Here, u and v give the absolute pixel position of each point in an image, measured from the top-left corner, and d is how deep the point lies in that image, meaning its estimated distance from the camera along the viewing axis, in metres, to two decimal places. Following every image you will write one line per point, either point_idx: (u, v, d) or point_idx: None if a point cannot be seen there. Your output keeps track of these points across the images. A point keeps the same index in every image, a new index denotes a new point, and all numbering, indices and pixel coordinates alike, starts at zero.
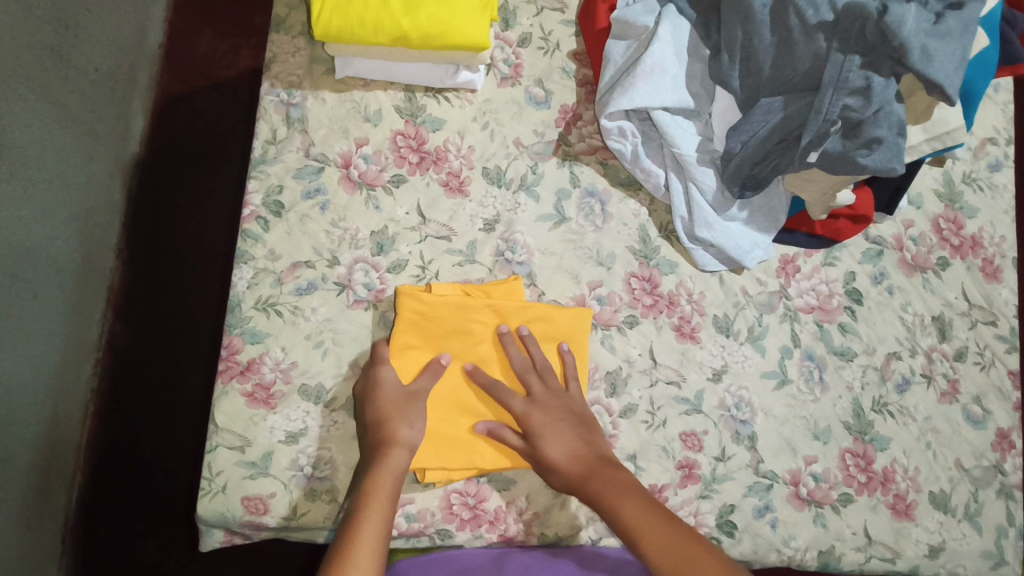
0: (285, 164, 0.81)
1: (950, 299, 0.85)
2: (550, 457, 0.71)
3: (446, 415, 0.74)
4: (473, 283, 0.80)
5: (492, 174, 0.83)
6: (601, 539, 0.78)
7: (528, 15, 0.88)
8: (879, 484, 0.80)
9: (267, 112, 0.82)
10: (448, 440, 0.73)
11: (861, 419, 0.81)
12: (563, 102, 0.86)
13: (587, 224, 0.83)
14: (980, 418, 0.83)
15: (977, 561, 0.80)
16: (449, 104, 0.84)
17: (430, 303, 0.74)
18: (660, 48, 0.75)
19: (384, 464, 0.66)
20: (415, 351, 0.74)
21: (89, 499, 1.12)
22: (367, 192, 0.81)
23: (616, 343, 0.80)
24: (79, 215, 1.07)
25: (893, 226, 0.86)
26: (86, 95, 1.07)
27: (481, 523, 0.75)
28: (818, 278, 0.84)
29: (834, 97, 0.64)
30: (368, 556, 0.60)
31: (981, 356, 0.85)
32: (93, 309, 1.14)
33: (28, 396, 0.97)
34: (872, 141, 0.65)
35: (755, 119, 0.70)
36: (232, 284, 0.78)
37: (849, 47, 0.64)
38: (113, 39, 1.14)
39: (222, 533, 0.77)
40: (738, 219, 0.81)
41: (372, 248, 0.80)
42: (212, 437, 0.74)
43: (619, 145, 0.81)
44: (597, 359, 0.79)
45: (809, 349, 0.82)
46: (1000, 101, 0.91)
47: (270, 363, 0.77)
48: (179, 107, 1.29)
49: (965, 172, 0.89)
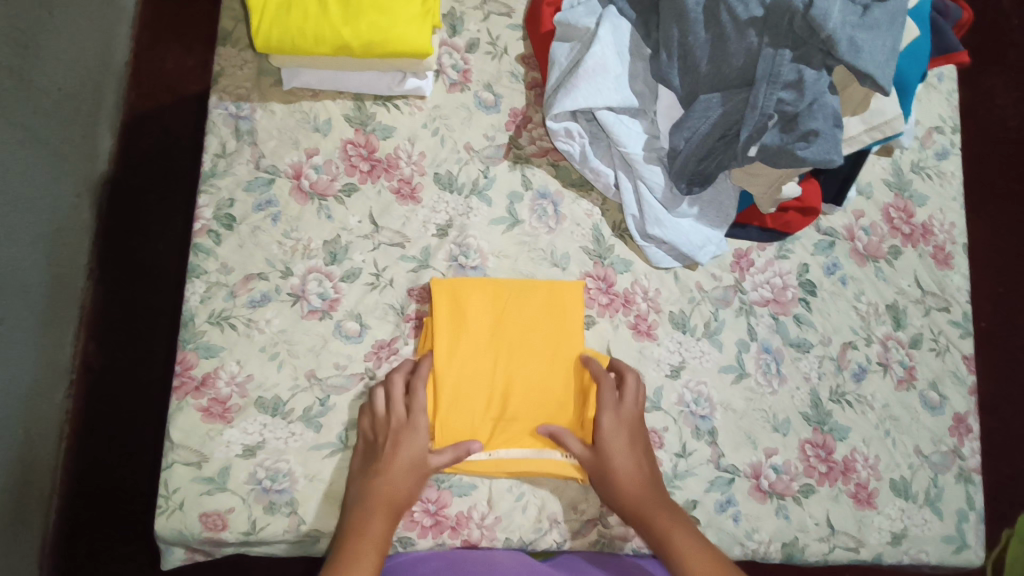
0: (236, 177, 0.81)
1: (903, 287, 0.86)
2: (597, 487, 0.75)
3: (478, 409, 0.75)
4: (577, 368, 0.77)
5: (444, 180, 0.83)
6: (566, 542, 0.76)
7: (476, 21, 0.88)
8: (840, 474, 0.80)
9: (216, 125, 0.82)
10: (473, 397, 0.75)
11: (819, 409, 0.81)
12: (512, 105, 0.86)
13: (540, 226, 0.83)
14: (937, 403, 0.84)
15: (938, 547, 0.80)
16: (398, 111, 0.85)
17: (564, 414, 0.77)
18: (601, 48, 0.76)
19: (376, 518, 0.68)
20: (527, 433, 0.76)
21: (66, 523, 1.10)
22: (318, 202, 0.81)
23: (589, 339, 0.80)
24: (46, 237, 1.06)
25: (843, 217, 0.87)
26: (50, 115, 1.06)
27: (443, 529, 0.74)
28: (771, 271, 0.84)
29: (768, 92, 0.66)
30: None
31: (936, 342, 0.85)
32: (64, 331, 1.13)
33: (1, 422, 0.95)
34: (809, 133, 0.66)
35: (696, 115, 0.72)
36: (184, 299, 0.78)
37: (779, 41, 0.65)
38: (76, 57, 1.12)
39: (183, 551, 0.77)
40: (689, 215, 0.81)
41: (325, 258, 0.80)
42: (168, 454, 0.74)
43: (568, 146, 0.82)
44: (569, 329, 0.78)
45: (766, 342, 0.82)
46: (945, 91, 0.93)
47: (225, 376, 0.76)
48: (147, 124, 1.29)
49: (913, 161, 0.90)
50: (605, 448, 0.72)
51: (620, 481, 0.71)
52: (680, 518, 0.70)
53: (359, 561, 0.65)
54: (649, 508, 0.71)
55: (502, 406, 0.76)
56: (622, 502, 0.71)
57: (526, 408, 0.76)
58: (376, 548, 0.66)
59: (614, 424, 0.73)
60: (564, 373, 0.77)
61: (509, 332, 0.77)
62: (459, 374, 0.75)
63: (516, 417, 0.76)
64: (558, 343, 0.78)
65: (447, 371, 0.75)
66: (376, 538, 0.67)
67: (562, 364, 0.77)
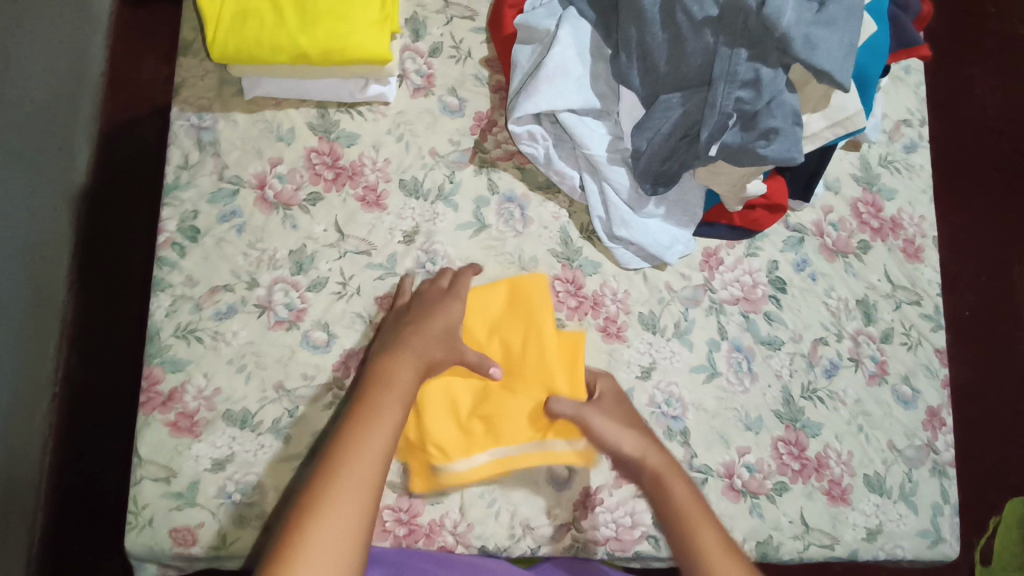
0: (199, 189, 0.81)
1: (873, 282, 0.86)
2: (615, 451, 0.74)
3: (464, 420, 0.76)
4: (555, 348, 0.78)
5: (409, 186, 0.82)
6: (540, 547, 0.76)
7: (439, 24, 0.88)
8: (813, 471, 0.80)
9: (178, 137, 0.82)
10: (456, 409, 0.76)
11: (792, 406, 0.81)
12: (477, 109, 0.86)
13: (507, 230, 0.82)
14: (909, 398, 0.84)
15: (914, 541, 0.80)
16: (362, 118, 0.84)
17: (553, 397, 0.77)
18: (561, 50, 0.76)
19: (405, 362, 0.69)
20: (522, 432, 0.76)
21: (50, 537, 1.10)
22: (283, 211, 0.81)
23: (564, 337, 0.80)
24: (23, 253, 1.04)
25: (812, 213, 0.87)
26: (23, 129, 1.05)
27: (417, 538, 0.74)
28: (741, 269, 0.84)
29: (727, 91, 0.65)
30: (382, 428, 0.63)
31: (907, 336, 0.85)
32: (45, 344, 1.11)
33: None
34: (769, 132, 0.66)
35: (657, 116, 0.71)
36: (149, 313, 0.77)
37: (735, 40, 0.65)
38: (48, 70, 1.11)
39: (155, 566, 0.76)
40: (656, 215, 0.81)
41: (291, 267, 0.80)
42: (136, 470, 0.73)
43: (532, 149, 0.81)
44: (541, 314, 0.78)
45: (737, 340, 0.82)
46: (912, 84, 0.93)
47: (193, 391, 0.76)
48: (122, 134, 1.28)
49: (882, 154, 0.90)
50: (611, 411, 0.75)
51: (627, 441, 0.73)
52: (692, 488, 0.71)
53: (386, 400, 0.65)
54: (665, 466, 0.72)
55: (488, 413, 0.76)
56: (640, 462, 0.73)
57: (512, 408, 0.76)
58: (405, 393, 0.67)
59: (614, 398, 0.76)
60: (543, 359, 0.77)
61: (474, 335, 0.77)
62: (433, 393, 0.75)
63: (506, 420, 0.76)
64: (531, 333, 0.78)
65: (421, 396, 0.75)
66: (404, 384, 0.67)
67: (540, 350, 0.77)
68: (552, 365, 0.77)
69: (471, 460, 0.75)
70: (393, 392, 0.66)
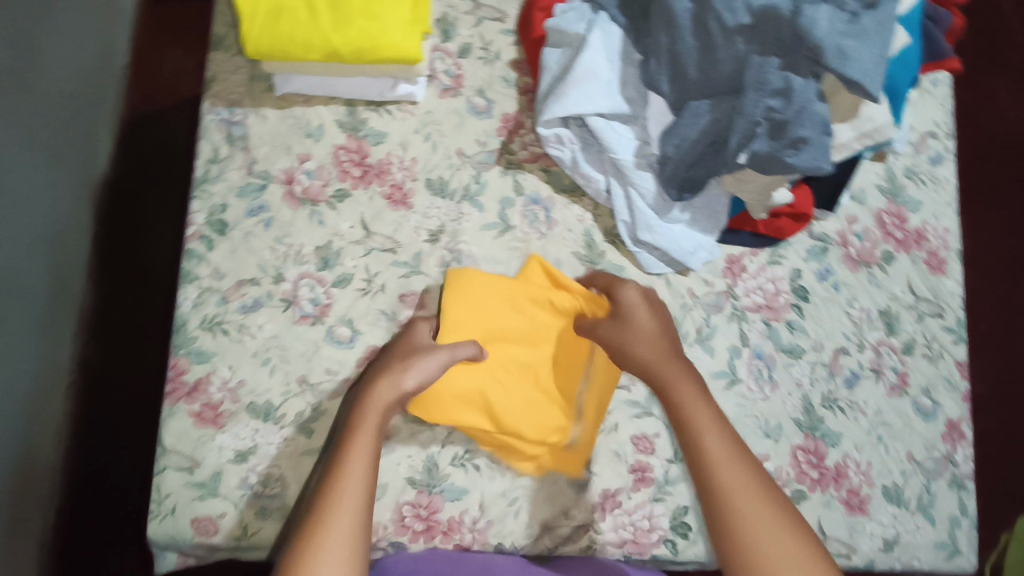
0: (228, 183, 0.81)
1: (896, 293, 0.86)
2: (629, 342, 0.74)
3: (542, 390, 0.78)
4: (522, 285, 0.79)
5: (435, 186, 0.83)
6: (558, 547, 0.76)
7: (468, 26, 0.88)
8: (832, 480, 0.80)
9: (209, 131, 0.83)
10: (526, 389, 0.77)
11: (811, 415, 0.81)
12: (504, 111, 0.86)
13: (532, 232, 0.83)
14: (930, 410, 0.83)
15: (931, 553, 0.80)
16: (390, 117, 0.85)
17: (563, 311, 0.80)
18: (591, 54, 0.76)
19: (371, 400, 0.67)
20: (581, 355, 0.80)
21: (66, 522, 1.11)
22: (310, 207, 0.81)
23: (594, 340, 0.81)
24: (46, 241, 1.05)
25: (836, 222, 0.87)
26: (50, 119, 1.06)
27: (435, 534, 0.74)
28: (764, 277, 0.84)
29: (756, 99, 0.66)
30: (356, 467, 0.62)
31: (929, 348, 0.85)
32: (65, 332, 1.12)
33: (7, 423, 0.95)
34: (798, 141, 0.65)
35: (686, 121, 0.72)
36: (177, 304, 0.78)
37: (766, 48, 0.65)
38: (75, 61, 1.13)
39: (176, 555, 0.77)
40: (681, 220, 0.81)
41: (317, 263, 0.80)
42: (160, 459, 0.74)
43: (559, 152, 0.82)
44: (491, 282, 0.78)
45: (758, 348, 0.82)
46: (940, 95, 0.92)
47: (217, 382, 0.77)
48: (146, 125, 1.30)
49: (907, 166, 0.90)
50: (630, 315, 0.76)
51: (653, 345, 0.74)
52: (700, 391, 0.70)
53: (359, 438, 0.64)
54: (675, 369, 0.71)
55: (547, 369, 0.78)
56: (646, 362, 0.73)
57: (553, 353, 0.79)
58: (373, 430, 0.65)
59: (637, 301, 0.77)
60: (522, 304, 0.79)
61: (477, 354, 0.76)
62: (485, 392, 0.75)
63: (572, 363, 0.79)
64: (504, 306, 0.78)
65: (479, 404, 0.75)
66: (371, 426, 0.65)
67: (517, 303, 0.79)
68: (535, 302, 0.79)
69: (583, 410, 0.78)
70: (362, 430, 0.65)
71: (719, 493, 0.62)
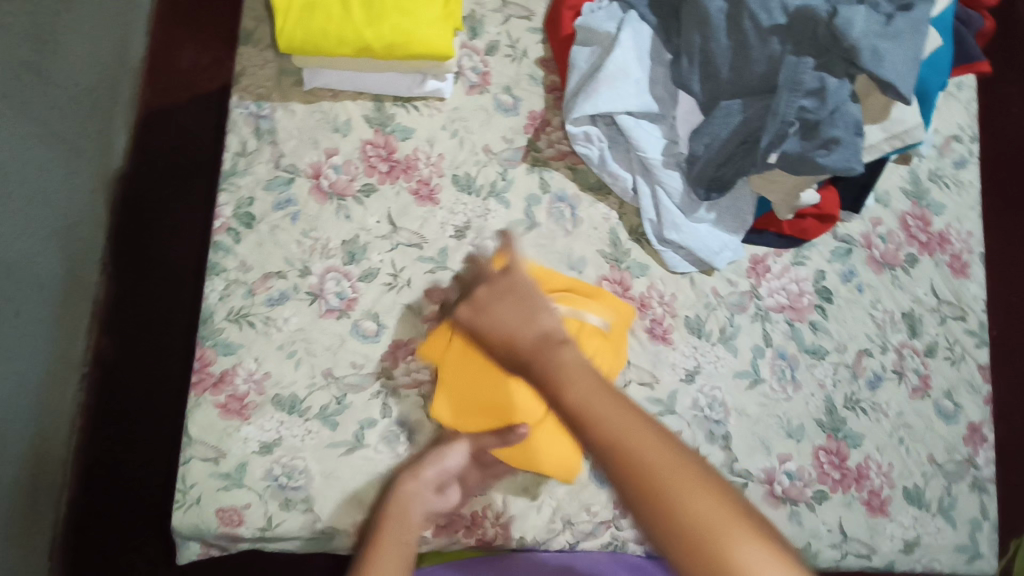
0: (255, 176, 0.82)
1: (919, 295, 0.86)
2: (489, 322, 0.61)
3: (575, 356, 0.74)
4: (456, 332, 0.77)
5: (462, 182, 0.83)
6: (578, 543, 0.76)
7: (496, 23, 0.89)
8: (853, 481, 0.80)
9: (237, 124, 0.83)
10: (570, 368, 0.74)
11: (834, 416, 0.81)
12: (531, 108, 0.87)
13: (557, 229, 0.83)
14: (951, 412, 0.84)
15: (951, 555, 0.80)
16: (417, 113, 0.85)
17: None
18: (622, 53, 0.76)
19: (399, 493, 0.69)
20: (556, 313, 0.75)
21: (76, 516, 1.09)
22: (337, 201, 0.82)
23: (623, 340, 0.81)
24: (61, 232, 1.06)
25: (860, 224, 0.87)
26: (67, 111, 1.06)
27: (458, 528, 0.75)
28: (788, 278, 0.84)
29: (790, 99, 0.66)
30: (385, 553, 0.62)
31: (951, 351, 0.85)
32: (77, 325, 1.12)
33: (19, 413, 0.96)
34: (830, 141, 0.66)
35: (717, 121, 0.72)
36: (203, 296, 0.78)
37: (802, 49, 0.67)
38: (93, 54, 1.13)
39: (199, 545, 0.77)
40: (706, 220, 0.82)
41: (343, 257, 0.81)
42: (185, 449, 0.74)
43: (586, 150, 0.82)
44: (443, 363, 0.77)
45: (781, 348, 0.82)
46: (964, 100, 0.93)
47: (243, 374, 0.77)
48: (163, 120, 1.29)
49: (931, 169, 0.90)
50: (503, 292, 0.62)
51: (524, 336, 0.58)
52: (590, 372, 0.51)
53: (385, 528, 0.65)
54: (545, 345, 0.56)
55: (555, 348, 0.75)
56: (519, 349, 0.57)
57: None
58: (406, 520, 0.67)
59: (485, 296, 0.63)
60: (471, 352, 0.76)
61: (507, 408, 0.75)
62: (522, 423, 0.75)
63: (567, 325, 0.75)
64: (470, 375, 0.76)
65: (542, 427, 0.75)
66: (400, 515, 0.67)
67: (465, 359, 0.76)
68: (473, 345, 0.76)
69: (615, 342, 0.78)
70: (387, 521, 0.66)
71: (633, 484, 0.44)
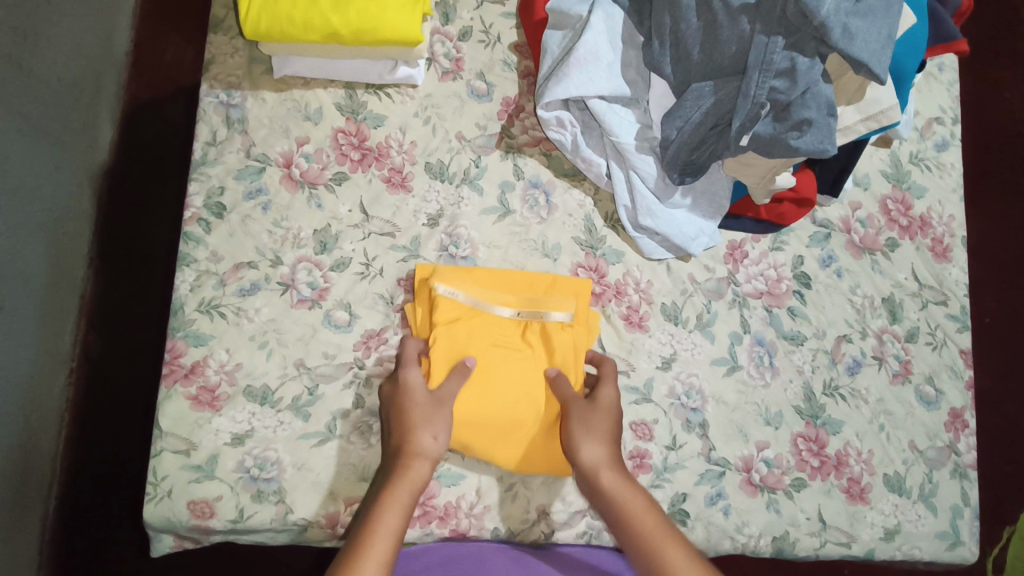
0: (226, 165, 0.81)
1: (900, 280, 0.85)
2: (595, 427, 0.69)
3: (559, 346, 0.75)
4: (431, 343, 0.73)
5: (434, 169, 0.82)
6: (555, 533, 0.76)
7: (469, 8, 0.88)
8: (833, 468, 0.79)
9: (207, 113, 0.82)
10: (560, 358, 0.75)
11: (812, 403, 0.80)
12: (505, 94, 0.86)
13: (531, 216, 0.82)
14: (933, 398, 0.83)
15: (932, 543, 0.79)
16: (389, 100, 0.84)
17: (455, 318, 0.75)
18: (594, 36, 0.75)
19: (406, 461, 0.65)
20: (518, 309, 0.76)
21: (65, 512, 1.08)
22: (309, 190, 0.81)
23: (605, 332, 0.80)
24: (46, 228, 1.03)
25: (839, 209, 0.86)
26: (49, 105, 1.03)
27: (431, 519, 0.73)
28: (766, 263, 0.84)
29: (761, 80, 0.65)
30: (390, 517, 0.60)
31: (932, 336, 0.84)
32: (65, 319, 1.10)
33: (4, 409, 0.94)
34: (802, 123, 0.65)
35: (689, 103, 0.71)
36: (174, 287, 0.77)
37: (772, 28, 0.64)
38: (76, 47, 1.10)
39: (172, 538, 0.77)
40: (682, 206, 0.81)
41: (315, 246, 0.80)
42: (157, 442, 0.73)
43: (559, 135, 0.81)
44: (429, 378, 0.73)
45: (759, 335, 0.81)
46: (945, 81, 0.92)
47: (214, 365, 0.76)
48: (147, 114, 1.26)
49: (912, 152, 0.89)
50: (589, 416, 0.70)
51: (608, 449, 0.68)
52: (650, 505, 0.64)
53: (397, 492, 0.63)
54: (613, 474, 0.66)
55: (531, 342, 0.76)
56: (590, 459, 0.67)
57: (506, 341, 0.75)
58: (408, 493, 0.63)
59: (595, 413, 0.70)
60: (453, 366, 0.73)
61: (500, 415, 0.73)
62: (515, 429, 0.73)
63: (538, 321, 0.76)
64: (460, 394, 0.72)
65: (533, 430, 0.74)
66: (416, 477, 0.64)
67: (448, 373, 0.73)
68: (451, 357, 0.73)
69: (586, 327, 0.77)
70: (398, 486, 0.63)
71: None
